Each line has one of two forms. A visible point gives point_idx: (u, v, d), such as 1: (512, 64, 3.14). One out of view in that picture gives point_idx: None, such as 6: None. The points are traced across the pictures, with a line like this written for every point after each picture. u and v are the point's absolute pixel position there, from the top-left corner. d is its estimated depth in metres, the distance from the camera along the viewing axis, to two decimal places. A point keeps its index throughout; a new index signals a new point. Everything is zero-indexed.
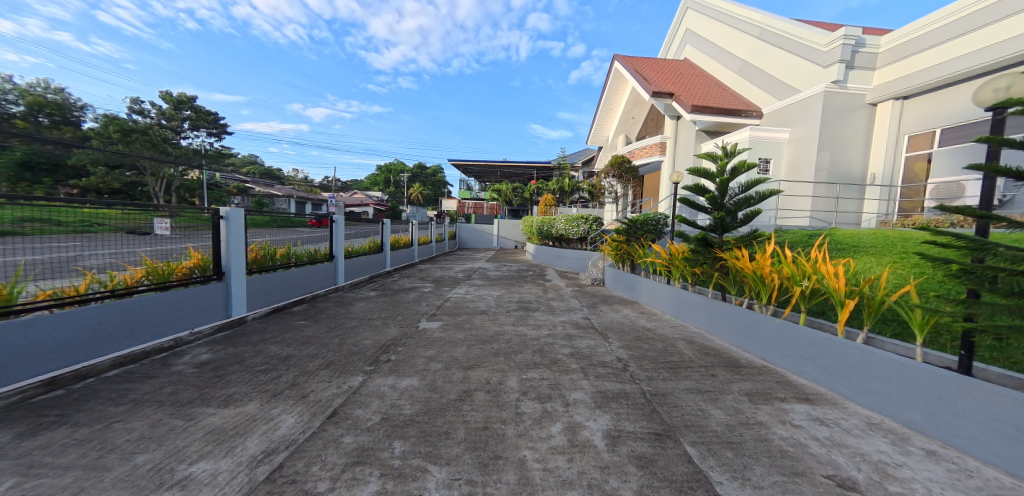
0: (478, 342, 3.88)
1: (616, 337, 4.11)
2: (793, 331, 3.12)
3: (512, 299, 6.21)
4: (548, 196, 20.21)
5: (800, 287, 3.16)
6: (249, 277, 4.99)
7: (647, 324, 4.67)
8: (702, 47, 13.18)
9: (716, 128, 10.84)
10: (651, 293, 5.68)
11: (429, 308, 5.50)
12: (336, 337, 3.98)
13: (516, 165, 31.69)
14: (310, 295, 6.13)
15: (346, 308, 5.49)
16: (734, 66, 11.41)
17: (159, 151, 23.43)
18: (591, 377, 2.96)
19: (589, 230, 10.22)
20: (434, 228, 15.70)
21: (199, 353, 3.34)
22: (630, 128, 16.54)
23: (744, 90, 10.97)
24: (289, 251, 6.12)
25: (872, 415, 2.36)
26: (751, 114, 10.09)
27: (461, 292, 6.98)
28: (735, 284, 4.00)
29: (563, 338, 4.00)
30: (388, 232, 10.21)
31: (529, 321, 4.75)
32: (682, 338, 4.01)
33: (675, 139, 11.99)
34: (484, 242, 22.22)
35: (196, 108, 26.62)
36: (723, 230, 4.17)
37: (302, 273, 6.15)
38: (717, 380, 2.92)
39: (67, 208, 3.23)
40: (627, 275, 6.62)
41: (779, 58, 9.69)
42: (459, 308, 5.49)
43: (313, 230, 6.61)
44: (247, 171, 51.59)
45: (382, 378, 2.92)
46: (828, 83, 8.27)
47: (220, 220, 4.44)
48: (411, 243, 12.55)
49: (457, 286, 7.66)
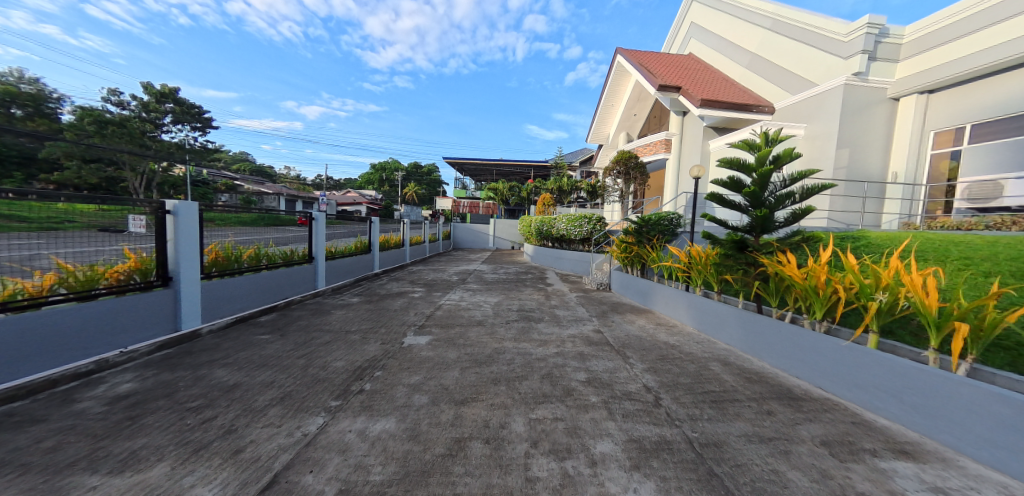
0: (473, 364, 3.22)
1: (637, 356, 3.48)
2: (864, 356, 2.52)
3: (511, 307, 5.56)
4: (546, 195, 19.58)
5: (873, 301, 2.53)
6: (207, 282, 4.28)
7: (667, 339, 4.05)
8: (709, 41, 12.68)
9: (724, 124, 10.34)
10: (666, 302, 5.15)
11: (418, 318, 4.82)
12: (302, 357, 3.29)
13: (513, 164, 31.11)
14: (284, 302, 5.43)
15: (322, 317, 4.79)
16: (744, 60, 10.92)
17: (139, 145, 22.38)
18: (618, 417, 2.33)
19: (593, 231, 9.58)
20: (427, 227, 15.03)
21: (121, 381, 2.64)
22: (631, 125, 16.02)
23: (754, 85, 10.49)
24: (260, 253, 5.40)
25: (1001, 480, 1.74)
26: (763, 109, 9.63)
27: (455, 298, 6.31)
28: (777, 294, 3.42)
29: (574, 359, 3.36)
30: (376, 231, 9.51)
31: (532, 335, 4.11)
32: (715, 358, 3.39)
33: (681, 136, 11.60)
34: (480, 243, 21.55)
35: (179, 101, 25.55)
36: (762, 231, 3.58)
37: (274, 277, 5.44)
38: (778, 421, 2.29)
39: (39, 203, 2.90)
40: (638, 281, 6.06)
41: (792, 51, 9.21)
42: (452, 318, 4.82)
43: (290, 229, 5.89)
44: (239, 169, 50.47)
45: (348, 421, 2.25)
46: (849, 76, 7.76)
47: (165, 215, 3.73)
48: (402, 243, 11.87)
49: (450, 291, 6.99)
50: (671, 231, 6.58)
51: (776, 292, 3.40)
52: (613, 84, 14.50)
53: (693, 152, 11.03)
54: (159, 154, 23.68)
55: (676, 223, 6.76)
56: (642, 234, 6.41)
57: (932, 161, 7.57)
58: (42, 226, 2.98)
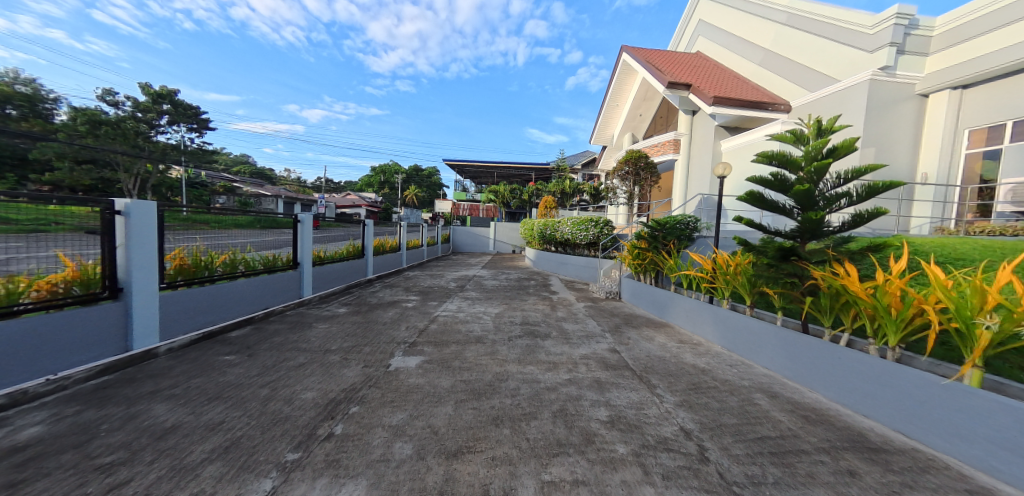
0: (470, 396, 2.67)
1: (665, 384, 2.93)
2: (965, 399, 1.96)
3: (514, 319, 5.01)
4: (548, 198, 19.05)
5: (979, 328, 1.98)
6: (168, 293, 3.74)
7: (694, 361, 3.50)
8: (719, 39, 12.24)
9: (737, 123, 9.88)
10: (687, 316, 4.63)
11: (408, 333, 4.28)
12: (266, 385, 2.75)
13: (515, 167, 30.70)
14: (262, 313, 4.91)
15: (301, 332, 4.25)
16: (757, 57, 10.46)
17: (133, 146, 21.96)
18: (658, 480, 1.78)
19: (599, 235, 9.03)
20: (425, 230, 14.50)
21: (27, 423, 2.09)
22: (637, 126, 15.56)
23: (767, 83, 10.03)
24: (236, 259, 4.91)
25: None
26: (779, 107, 9.15)
27: (452, 308, 5.77)
28: (831, 312, 2.88)
29: (591, 389, 2.82)
30: (370, 234, 8.99)
31: (539, 356, 3.56)
32: (760, 389, 2.84)
33: (690, 136, 11.23)
34: (480, 247, 21.03)
35: (176, 103, 25.19)
36: (814, 236, 3.06)
37: (250, 285, 4.91)
38: (871, 488, 1.73)
39: (29, 204, 2.76)
40: (651, 291, 5.54)
41: (810, 46, 8.75)
42: (447, 334, 4.28)
43: (271, 233, 5.40)
44: (238, 171, 50.10)
45: (304, 486, 1.70)
46: (874, 70, 7.26)
47: (115, 217, 3.18)
48: (399, 247, 11.35)
49: (447, 300, 6.45)
50: (687, 236, 6.03)
51: (830, 310, 2.87)
52: (619, 83, 14.07)
53: (704, 153, 10.58)
54: (154, 155, 23.22)
55: (692, 228, 6.20)
56: (656, 241, 5.85)
57: (966, 161, 7.07)
58: (27, 228, 2.82)
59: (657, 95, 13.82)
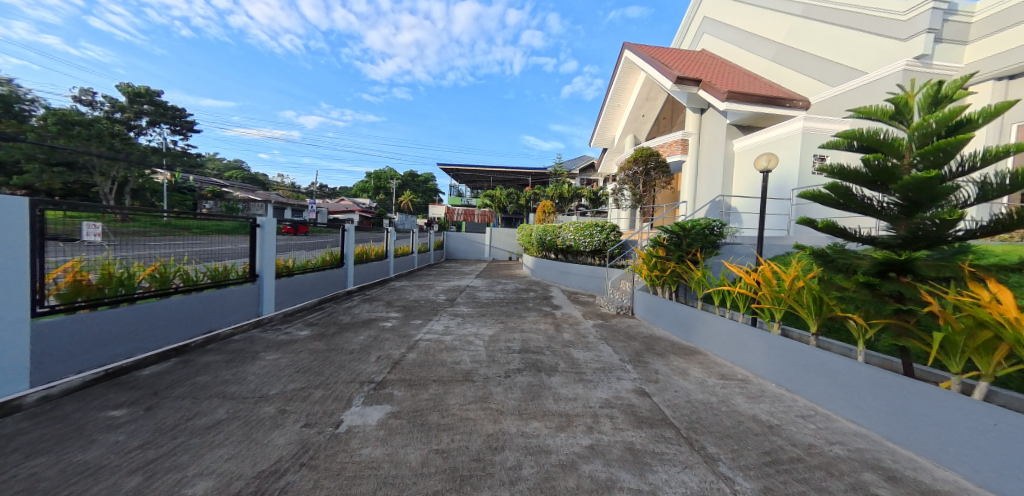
0: (448, 487, 1.76)
1: (731, 457, 2.04)
2: None
3: (511, 345, 4.12)
4: (547, 202, 18.20)
5: None
6: (53, 321, 2.78)
7: (751, 410, 2.63)
8: (727, 35, 11.62)
9: (752, 121, 9.23)
10: (721, 340, 3.83)
11: (378, 368, 3.37)
12: (140, 470, 1.82)
13: (511, 171, 29.98)
14: (204, 338, 4.00)
15: (240, 365, 3.33)
16: (770, 52, 9.83)
17: (108, 147, 20.91)
18: None
19: (605, 242, 8.20)
20: (416, 236, 13.59)
21: None
22: (639, 128, 14.95)
23: (782, 78, 9.39)
24: (170, 272, 4.03)
25: None
26: (797, 103, 8.43)
27: (438, 329, 4.86)
28: (962, 355, 2.01)
29: (628, 468, 1.93)
30: (350, 241, 8.10)
31: (545, 404, 2.67)
32: (871, 466, 1.95)
33: (699, 136, 10.58)
34: (476, 253, 20.17)
35: (156, 103, 24.16)
36: (928, 244, 2.21)
37: (188, 304, 4.01)
38: None
39: None
40: (673, 309, 4.72)
41: (832, 38, 8.12)
42: (427, 369, 3.37)
43: (220, 241, 4.60)
44: (228, 176, 48.92)
45: None
46: (910, 59, 6.54)
47: None
48: (385, 254, 10.44)
49: (433, 317, 5.54)
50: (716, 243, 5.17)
51: (960, 351, 1.99)
52: (621, 81, 13.48)
53: (714, 154, 9.92)
54: (132, 156, 22.15)
55: (719, 233, 5.36)
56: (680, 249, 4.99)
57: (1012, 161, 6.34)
58: None
59: (660, 94, 13.36)
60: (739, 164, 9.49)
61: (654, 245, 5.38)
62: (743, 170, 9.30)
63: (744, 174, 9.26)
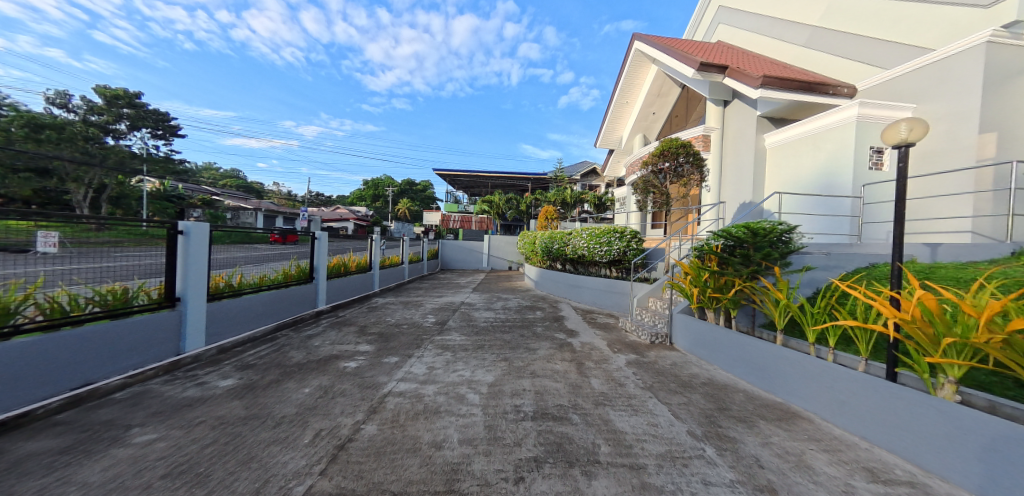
0: None
1: None
2: None
3: (520, 405, 2.83)
4: (550, 208, 16.96)
5: None
6: None
7: None
8: (748, 23, 10.60)
9: (786, 111, 8.15)
10: (839, 403, 2.53)
11: (303, 464, 2.04)
12: None
13: (510, 176, 28.90)
14: (79, 395, 2.72)
15: (74, 459, 1.99)
16: (802, 37, 8.78)
17: (81, 151, 19.76)
18: None
19: (624, 250, 6.93)
20: (407, 246, 12.38)
21: None
22: (650, 127, 13.86)
23: (817, 65, 8.30)
24: (14, 300, 2.74)
25: None
26: (842, 90, 7.33)
27: (419, 373, 3.56)
28: None
29: None
30: (323, 251, 6.85)
31: None
32: None
33: (723, 132, 9.47)
34: (473, 262, 18.88)
35: (136, 106, 23.32)
36: None
37: (49, 349, 2.70)
38: None
39: None
40: (741, 344, 3.50)
41: (884, 14, 7.07)
42: (387, 465, 2.05)
43: (142, 256, 3.58)
44: (222, 183, 47.90)
45: None
46: (999, 28, 5.37)
47: None
48: (369, 266, 9.15)
49: (415, 352, 4.24)
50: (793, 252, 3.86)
51: None
52: (630, 74, 12.46)
53: (743, 150, 8.78)
54: (108, 162, 20.98)
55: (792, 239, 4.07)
56: (749, 259, 3.69)
57: None
58: None
59: (672, 90, 12.43)
60: (772, 161, 8.34)
61: (710, 253, 4.09)
62: (779, 168, 8.15)
63: (780, 172, 8.08)
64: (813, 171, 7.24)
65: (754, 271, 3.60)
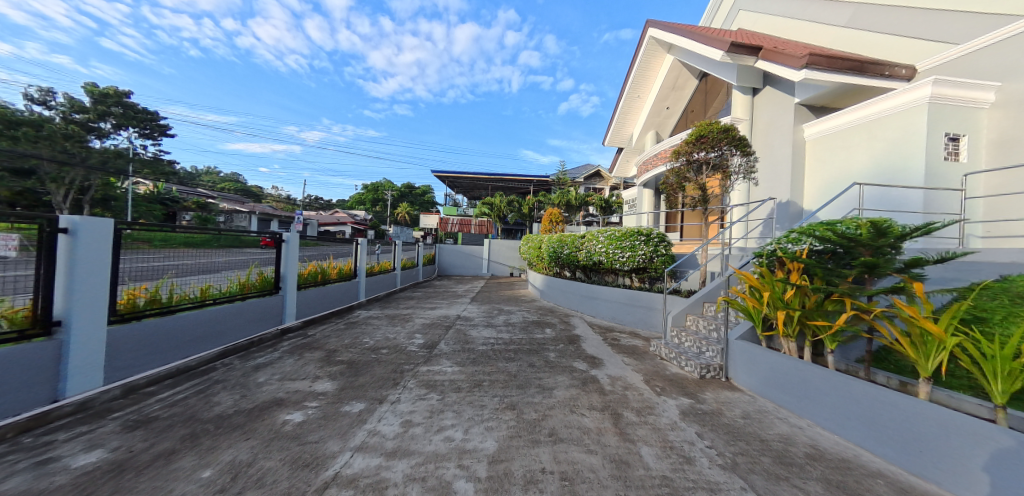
0: None
1: None
2: None
3: None
4: (554, 211, 15.89)
5: None
6: None
7: None
8: (774, 7, 9.59)
9: (829, 98, 7.13)
10: (997, 487, 1.61)
11: None
12: None
13: (512, 179, 27.95)
14: None
15: None
16: (843, 16, 7.76)
17: (61, 150, 18.81)
18: None
19: (650, 257, 5.87)
20: (400, 251, 11.33)
21: None
22: (663, 123, 12.83)
23: (864, 46, 7.27)
24: None
25: None
26: (901, 70, 6.27)
27: (387, 435, 2.45)
28: None
29: None
30: (293, 257, 5.81)
31: None
32: None
33: (751, 124, 8.47)
34: (472, 268, 17.83)
35: (125, 105, 22.61)
36: None
37: None
38: None
39: None
40: (837, 386, 2.51)
41: None
42: None
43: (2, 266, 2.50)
44: (219, 185, 47.16)
45: None
46: None
47: None
48: (353, 273, 8.07)
49: (390, 394, 3.13)
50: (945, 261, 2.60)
51: None
52: (644, 65, 11.46)
53: (777, 144, 7.77)
54: (90, 161, 20.03)
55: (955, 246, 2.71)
56: (870, 270, 2.51)
57: None
58: None
59: (689, 82, 11.38)
60: (813, 155, 7.30)
61: (796, 261, 2.91)
62: (822, 163, 7.10)
63: (823, 169, 7.08)
64: (867, 165, 6.19)
65: (882, 288, 2.40)
